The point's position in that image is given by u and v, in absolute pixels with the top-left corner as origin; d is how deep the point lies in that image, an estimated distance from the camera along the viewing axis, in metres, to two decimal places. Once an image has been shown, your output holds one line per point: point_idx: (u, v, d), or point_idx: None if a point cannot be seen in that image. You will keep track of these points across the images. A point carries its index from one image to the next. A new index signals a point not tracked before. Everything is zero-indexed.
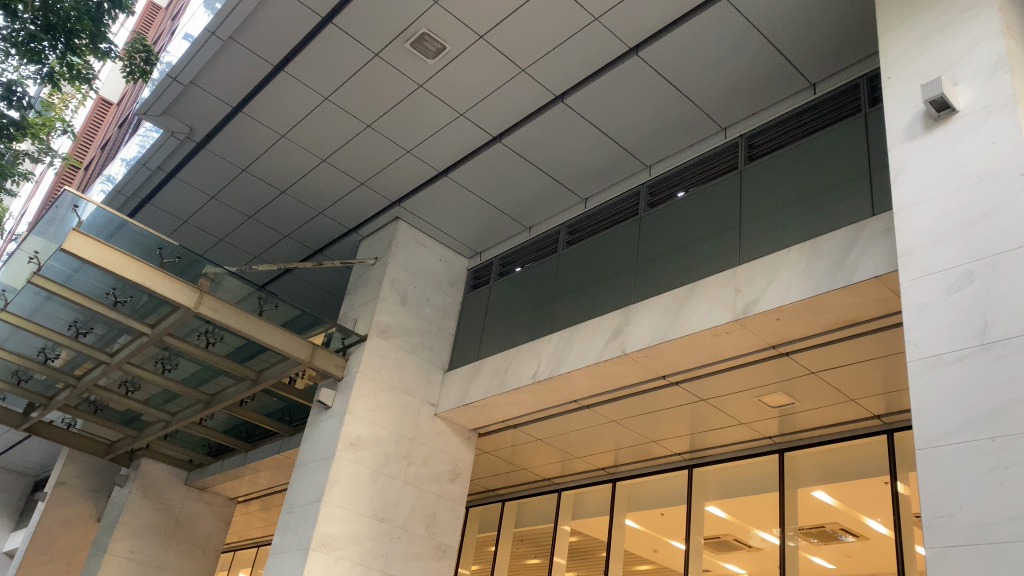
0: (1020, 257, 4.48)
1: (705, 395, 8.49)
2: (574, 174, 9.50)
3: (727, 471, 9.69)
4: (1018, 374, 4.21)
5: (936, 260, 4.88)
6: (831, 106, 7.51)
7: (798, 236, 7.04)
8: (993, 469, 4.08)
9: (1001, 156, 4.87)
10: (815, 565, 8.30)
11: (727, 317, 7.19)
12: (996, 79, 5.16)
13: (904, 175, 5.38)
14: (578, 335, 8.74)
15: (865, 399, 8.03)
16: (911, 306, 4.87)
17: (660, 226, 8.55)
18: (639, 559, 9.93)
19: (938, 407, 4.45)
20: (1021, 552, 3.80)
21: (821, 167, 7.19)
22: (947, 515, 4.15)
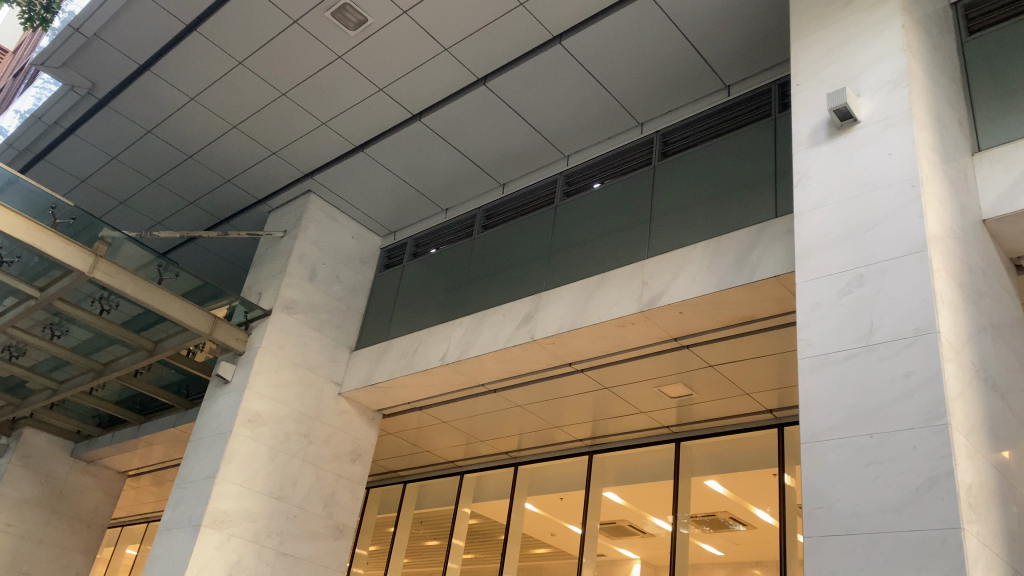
0: (906, 264, 4.72)
1: (608, 384, 8.65)
2: (492, 158, 9.48)
3: (626, 458, 9.93)
4: (898, 375, 4.44)
5: (831, 263, 5.09)
6: (743, 109, 7.74)
7: (706, 232, 7.23)
8: (869, 464, 4.31)
9: (896, 168, 5.12)
10: (704, 550, 8.71)
11: (633, 308, 7.35)
12: (896, 92, 5.41)
13: (807, 179, 5.59)
14: (487, 319, 8.77)
15: (759, 393, 8.35)
16: (805, 305, 5.07)
17: (574, 215, 8.64)
18: (537, 542, 10.09)
19: (824, 403, 4.66)
20: (890, 542, 4.04)
21: (731, 167, 7.39)
22: (826, 506, 4.36)
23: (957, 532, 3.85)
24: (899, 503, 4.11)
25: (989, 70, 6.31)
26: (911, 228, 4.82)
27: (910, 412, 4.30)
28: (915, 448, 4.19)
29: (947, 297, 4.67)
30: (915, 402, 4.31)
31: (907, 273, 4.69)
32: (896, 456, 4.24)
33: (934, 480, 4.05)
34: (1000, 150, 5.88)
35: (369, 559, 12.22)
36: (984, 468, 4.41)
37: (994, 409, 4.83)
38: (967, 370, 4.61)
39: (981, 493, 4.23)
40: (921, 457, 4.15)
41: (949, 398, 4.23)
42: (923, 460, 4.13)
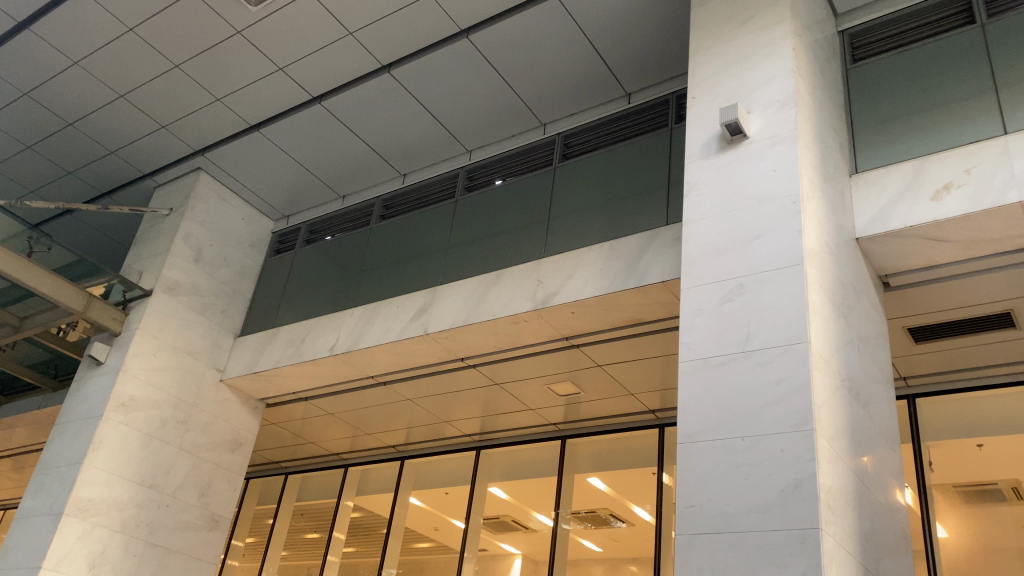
0: (783, 276, 4.95)
1: (498, 380, 8.70)
2: (394, 148, 9.36)
3: (512, 454, 10.02)
4: (769, 381, 4.65)
5: (714, 271, 5.28)
6: (641, 117, 7.92)
7: (600, 235, 7.38)
8: (739, 465, 4.49)
9: (779, 184, 5.36)
10: (584, 547, 8.79)
11: (526, 306, 7.42)
12: (783, 112, 5.67)
13: (697, 190, 5.78)
14: (380, 311, 8.66)
15: (643, 394, 8.59)
16: (689, 310, 5.24)
17: (473, 210, 8.64)
18: (419, 536, 10.06)
19: (700, 406, 4.83)
20: (755, 541, 4.22)
21: (628, 173, 7.56)
22: (697, 505, 4.52)
23: (816, 532, 4.07)
24: (765, 504, 4.31)
25: (869, 98, 6.68)
26: (789, 243, 5.06)
27: (779, 418, 4.52)
28: (782, 452, 4.40)
29: (819, 309, 4.93)
30: (785, 408, 4.53)
31: (785, 285, 4.91)
32: (764, 459, 4.44)
33: (798, 482, 4.27)
34: (875, 174, 6.24)
35: (245, 551, 11.88)
36: (844, 472, 4.67)
37: (856, 417, 5.13)
38: (833, 379, 4.87)
39: (840, 496, 4.49)
40: (787, 461, 4.36)
41: (816, 405, 4.47)
42: (789, 464, 4.35)
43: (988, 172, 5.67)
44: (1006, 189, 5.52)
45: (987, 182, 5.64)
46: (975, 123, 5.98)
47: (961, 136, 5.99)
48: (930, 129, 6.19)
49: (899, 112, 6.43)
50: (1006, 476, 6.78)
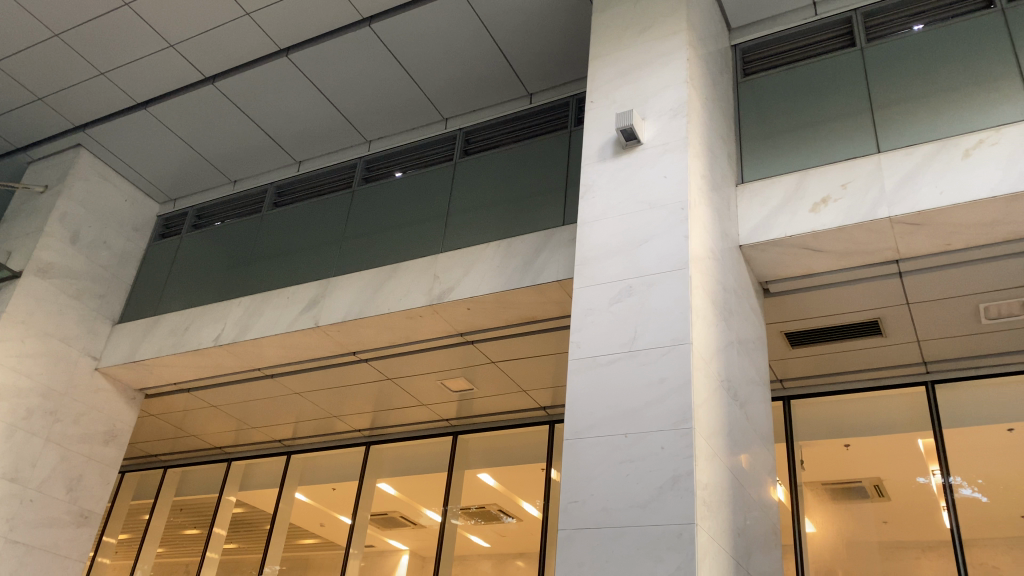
0: (670, 279, 5.10)
1: (391, 374, 8.61)
2: (291, 134, 9.12)
3: (403, 449, 9.93)
4: (653, 380, 4.79)
5: (605, 272, 5.39)
6: (542, 118, 8.00)
7: (497, 233, 7.42)
8: (622, 461, 4.61)
9: (669, 190, 5.52)
10: (473, 543, 8.85)
11: (422, 301, 7.39)
12: (675, 120, 5.84)
13: (592, 192, 5.88)
14: (270, 301, 8.44)
15: (535, 391, 8.68)
16: (580, 310, 5.33)
17: (371, 201, 8.53)
18: (304, 533, 9.90)
19: (587, 403, 4.92)
20: (634, 536, 4.34)
21: (527, 173, 7.63)
22: (580, 500, 4.60)
23: (691, 526, 4.22)
24: (645, 499, 4.43)
25: (757, 111, 6.97)
26: (677, 247, 5.22)
27: (661, 416, 4.66)
28: (663, 448, 4.54)
29: (702, 312, 5.11)
30: (666, 406, 4.67)
31: (671, 288, 5.07)
32: (646, 455, 4.57)
33: (676, 479, 4.41)
34: (760, 184, 6.52)
35: (118, 548, 11.34)
36: (720, 469, 4.86)
37: (734, 417, 5.34)
38: (713, 380, 5.06)
39: (715, 492, 4.66)
40: (667, 458, 4.50)
41: (695, 404, 4.63)
42: (669, 460, 4.49)
43: (862, 187, 6.02)
44: (877, 205, 5.87)
45: (861, 197, 5.98)
46: (852, 140, 6.33)
47: (839, 153, 6.33)
48: (812, 144, 6.51)
49: (784, 127, 6.74)
50: (870, 474, 7.28)
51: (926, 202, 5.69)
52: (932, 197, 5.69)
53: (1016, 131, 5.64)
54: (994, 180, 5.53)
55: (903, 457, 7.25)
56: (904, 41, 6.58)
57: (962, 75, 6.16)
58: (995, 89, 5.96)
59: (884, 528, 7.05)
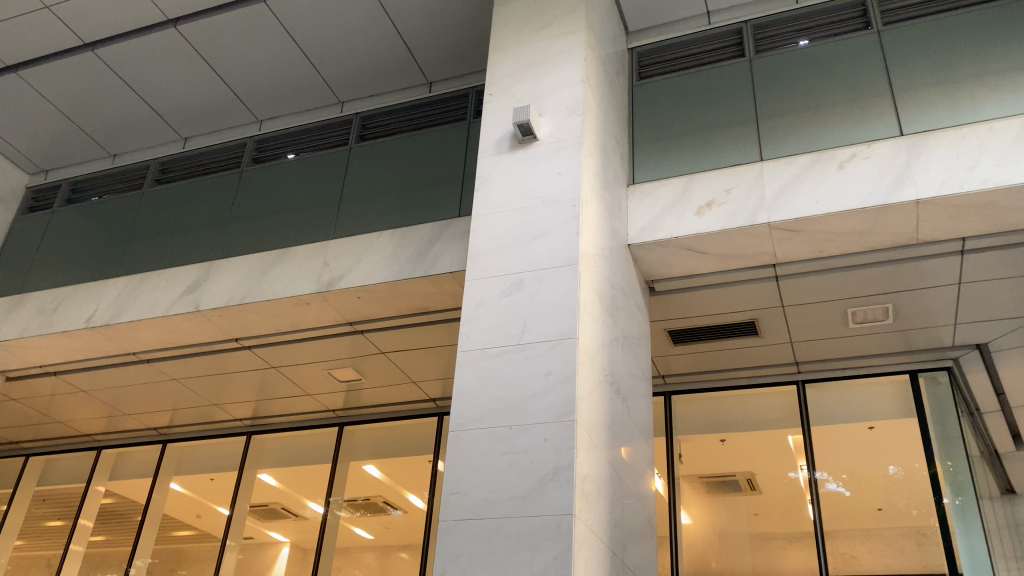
0: (559, 275, 5.17)
1: (276, 363, 8.37)
2: (177, 109, 8.73)
3: (286, 440, 9.68)
4: (539, 373, 4.84)
5: (496, 265, 5.41)
6: (441, 107, 7.95)
7: (391, 222, 7.33)
8: (505, 453, 4.64)
9: (562, 187, 5.59)
10: (356, 534, 8.78)
11: (310, 288, 7.22)
12: (570, 118, 5.92)
13: (487, 185, 5.89)
14: (149, 282, 8.06)
15: (425, 382, 8.62)
16: (470, 302, 5.32)
17: (261, 183, 8.27)
18: (179, 525, 9.58)
19: (473, 395, 4.92)
20: (514, 527, 4.38)
21: (423, 163, 7.57)
22: (462, 491, 4.60)
23: (569, 517, 4.29)
24: (526, 491, 4.48)
25: (650, 114, 7.14)
26: (567, 243, 5.29)
27: (546, 408, 4.72)
28: (545, 441, 4.60)
29: (590, 308, 5.21)
30: (551, 398, 4.73)
31: (560, 283, 5.14)
32: (528, 447, 4.62)
33: (557, 470, 4.48)
34: (650, 186, 6.69)
35: None
36: (600, 462, 4.96)
37: (615, 410, 5.46)
38: (597, 374, 5.16)
39: (594, 483, 4.75)
40: (549, 449, 4.57)
41: (579, 397, 4.71)
42: (551, 452, 4.56)
43: (744, 193, 6.27)
44: (758, 210, 6.13)
45: (743, 203, 6.23)
46: (738, 147, 6.58)
47: (726, 159, 6.56)
48: (700, 148, 6.72)
49: (675, 131, 6.93)
50: (744, 469, 7.63)
51: (803, 210, 5.98)
52: (808, 206, 5.98)
53: (886, 147, 6.00)
54: (865, 192, 5.86)
55: (774, 452, 7.62)
56: (790, 55, 6.89)
57: (840, 91, 6.49)
58: (869, 106, 6.31)
59: (755, 520, 7.41)
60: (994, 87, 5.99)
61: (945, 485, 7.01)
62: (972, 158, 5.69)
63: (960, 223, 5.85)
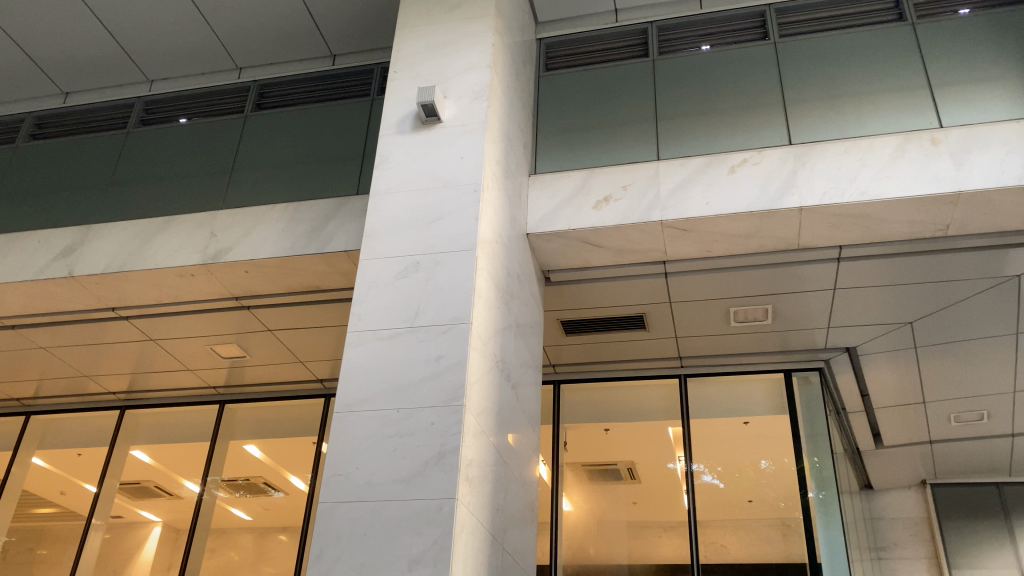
0: (455, 259, 5.15)
1: (154, 336, 8.01)
2: (59, 61, 8.19)
3: (162, 416, 9.29)
4: (430, 357, 4.82)
5: (392, 246, 5.34)
6: (344, 82, 7.77)
7: (286, 196, 7.13)
8: (391, 436, 4.59)
9: (463, 171, 5.57)
10: (233, 515, 8.51)
11: (195, 259, 6.94)
12: (475, 103, 5.90)
13: (386, 164, 5.79)
14: (18, 243, 7.54)
15: (313, 362, 8.44)
16: (363, 282, 5.23)
17: (148, 145, 7.86)
18: (40, 502, 9.07)
19: (361, 376, 4.85)
20: (395, 510, 4.35)
21: (322, 138, 7.39)
22: (344, 473, 4.52)
23: (452, 501, 4.29)
24: (409, 474, 4.45)
25: (555, 106, 7.20)
26: (465, 228, 5.27)
27: (434, 392, 4.70)
28: (432, 425, 4.58)
29: (485, 294, 5.21)
30: (440, 382, 4.72)
31: (456, 268, 5.12)
32: (414, 431, 4.59)
33: (442, 455, 4.47)
34: (551, 177, 6.75)
35: None
36: (486, 448, 4.98)
37: (504, 397, 5.49)
38: (489, 361, 5.17)
39: (479, 468, 4.76)
40: (435, 434, 4.55)
41: (469, 382, 4.71)
42: (437, 436, 4.54)
43: (641, 190, 6.41)
44: (653, 208, 6.29)
45: (639, 199, 6.38)
46: (637, 145, 6.72)
47: (625, 156, 6.69)
48: (601, 143, 6.83)
49: (577, 124, 7.01)
50: (625, 458, 7.77)
51: (695, 210, 6.17)
52: (700, 207, 6.18)
53: (776, 155, 6.26)
54: (753, 197, 6.10)
55: (655, 443, 7.82)
56: (692, 59, 7.07)
57: (737, 98, 6.71)
58: (762, 114, 6.56)
59: (634, 508, 7.56)
60: (877, 104, 6.33)
61: (811, 480, 7.36)
62: (853, 171, 6.01)
63: (837, 231, 6.17)
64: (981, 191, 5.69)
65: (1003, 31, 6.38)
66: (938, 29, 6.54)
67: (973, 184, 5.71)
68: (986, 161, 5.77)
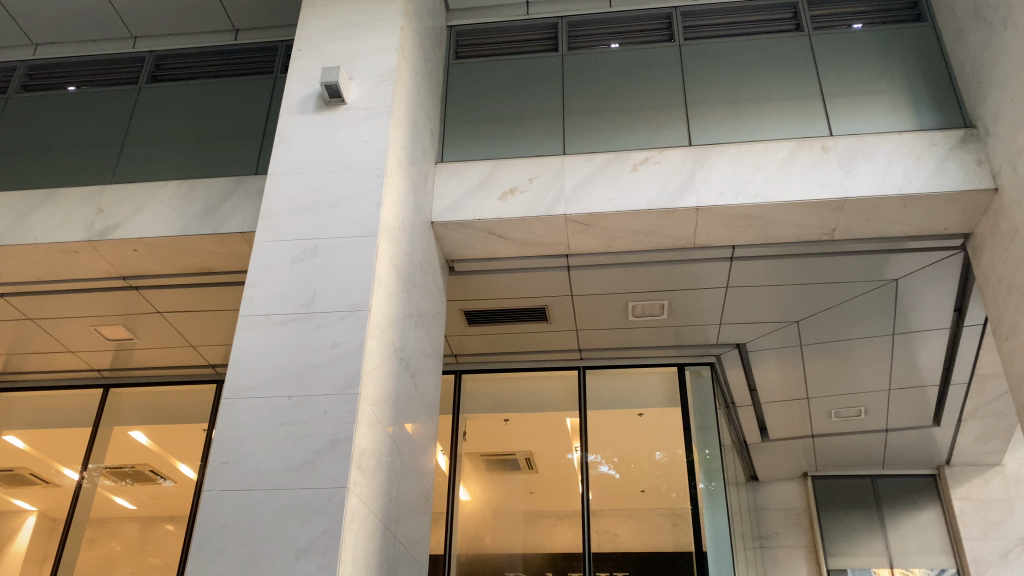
0: (355, 245, 5.07)
1: (33, 315, 7.57)
2: None
3: (39, 399, 8.80)
4: (325, 344, 4.73)
5: (290, 229, 5.21)
6: (246, 58, 7.53)
7: (180, 173, 6.85)
8: (282, 424, 4.49)
9: (366, 155, 5.47)
10: (116, 504, 8.16)
11: (79, 235, 6.59)
12: (381, 86, 5.80)
13: (286, 144, 5.63)
14: None
15: (205, 347, 8.17)
16: (257, 265, 5.08)
17: (30, 112, 7.40)
18: None
19: (252, 362, 4.71)
20: (284, 499, 4.25)
21: (221, 115, 7.14)
22: (231, 461, 4.38)
23: (343, 491, 4.23)
24: (300, 463, 4.36)
25: (463, 94, 7.17)
26: (366, 213, 5.19)
27: (328, 379, 4.61)
28: (325, 413, 4.50)
29: (385, 281, 5.15)
30: (335, 370, 4.64)
31: (356, 253, 5.04)
32: (306, 419, 4.49)
33: (335, 443, 4.39)
34: (457, 166, 6.72)
35: None
36: (381, 438, 4.93)
37: (402, 385, 5.43)
38: (387, 349, 5.11)
39: (373, 458, 4.70)
40: (328, 422, 4.47)
41: (364, 370, 4.65)
42: (329, 425, 4.46)
43: (546, 183, 6.46)
44: (557, 202, 6.35)
45: (544, 192, 6.43)
46: (543, 139, 6.76)
47: (531, 148, 6.72)
48: (508, 135, 6.84)
49: (485, 115, 7.00)
50: (523, 448, 7.86)
51: (597, 206, 6.27)
52: (602, 202, 6.28)
53: (676, 155, 6.41)
54: (653, 195, 6.24)
55: (552, 434, 7.93)
56: (600, 56, 7.16)
57: (642, 97, 6.84)
58: (665, 114, 6.70)
59: (530, 498, 7.62)
60: (772, 110, 6.57)
61: (700, 471, 7.62)
62: (747, 174, 6.22)
63: (731, 232, 6.38)
64: (865, 198, 5.98)
65: (891, 48, 6.72)
66: (831, 41, 6.84)
67: (857, 191, 6.00)
68: (871, 171, 6.07)
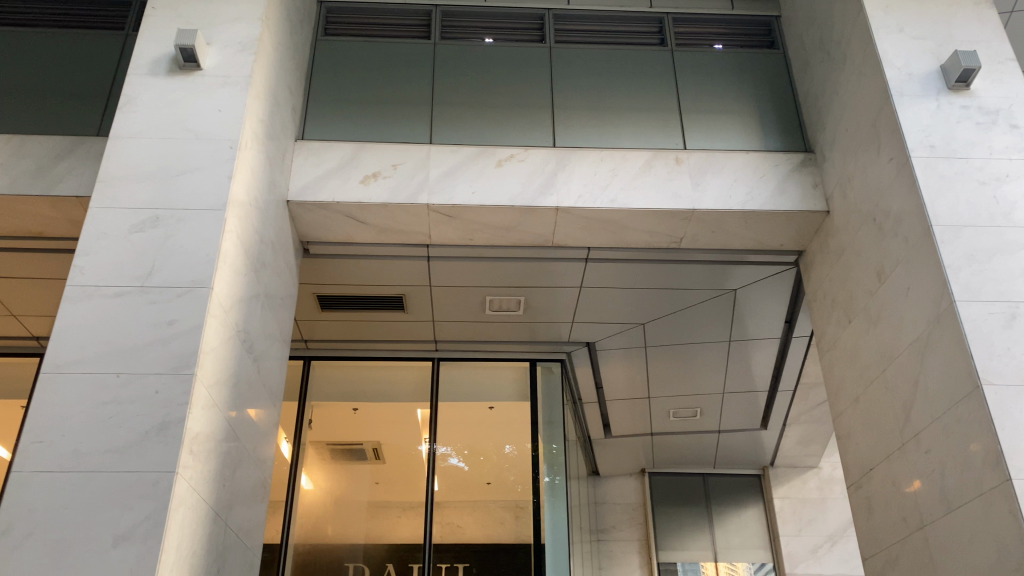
0: (201, 218, 4.83)
1: None
2: None
3: None
4: (161, 321, 4.48)
5: (129, 196, 4.89)
6: (95, 9, 7.02)
7: (10, 126, 6.30)
8: (106, 403, 4.21)
9: (220, 124, 5.22)
10: None
11: None
12: (241, 55, 5.56)
13: (132, 106, 5.29)
14: None
15: (30, 317, 7.56)
16: (91, 232, 4.74)
17: None
18: None
19: (78, 335, 4.39)
20: (104, 482, 3.99)
21: (63, 68, 6.62)
22: (46, 441, 4.07)
23: (170, 475, 4.01)
24: (124, 444, 4.10)
25: (330, 73, 6.98)
26: (216, 186, 4.95)
27: (161, 358, 4.37)
28: (156, 393, 4.26)
29: (232, 259, 4.93)
30: (170, 348, 4.39)
31: (201, 227, 4.80)
32: (134, 398, 4.24)
33: (164, 425, 4.16)
34: (318, 145, 6.53)
35: None
36: (217, 421, 4.71)
37: (244, 367, 5.22)
38: (229, 329, 4.90)
39: (206, 442, 4.47)
40: (159, 403, 4.23)
41: (203, 349, 4.43)
42: (160, 405, 4.22)
43: (410, 171, 6.40)
44: (419, 190, 6.30)
45: (407, 180, 6.36)
46: (409, 126, 6.69)
47: (396, 134, 6.64)
48: (374, 118, 6.72)
49: (352, 96, 6.86)
50: (372, 438, 7.74)
51: (460, 197, 6.27)
52: (465, 195, 6.28)
53: (540, 154, 6.51)
54: (515, 191, 6.31)
55: (402, 426, 7.85)
56: (473, 48, 7.17)
57: (510, 94, 6.91)
58: (531, 113, 6.79)
59: (375, 488, 7.49)
60: (635, 118, 6.80)
61: (544, 465, 7.77)
62: (606, 178, 6.41)
63: (587, 234, 6.54)
64: (713, 210, 6.29)
65: (745, 70, 7.10)
66: (692, 58, 7.15)
67: (706, 204, 6.30)
68: (719, 184, 6.40)
